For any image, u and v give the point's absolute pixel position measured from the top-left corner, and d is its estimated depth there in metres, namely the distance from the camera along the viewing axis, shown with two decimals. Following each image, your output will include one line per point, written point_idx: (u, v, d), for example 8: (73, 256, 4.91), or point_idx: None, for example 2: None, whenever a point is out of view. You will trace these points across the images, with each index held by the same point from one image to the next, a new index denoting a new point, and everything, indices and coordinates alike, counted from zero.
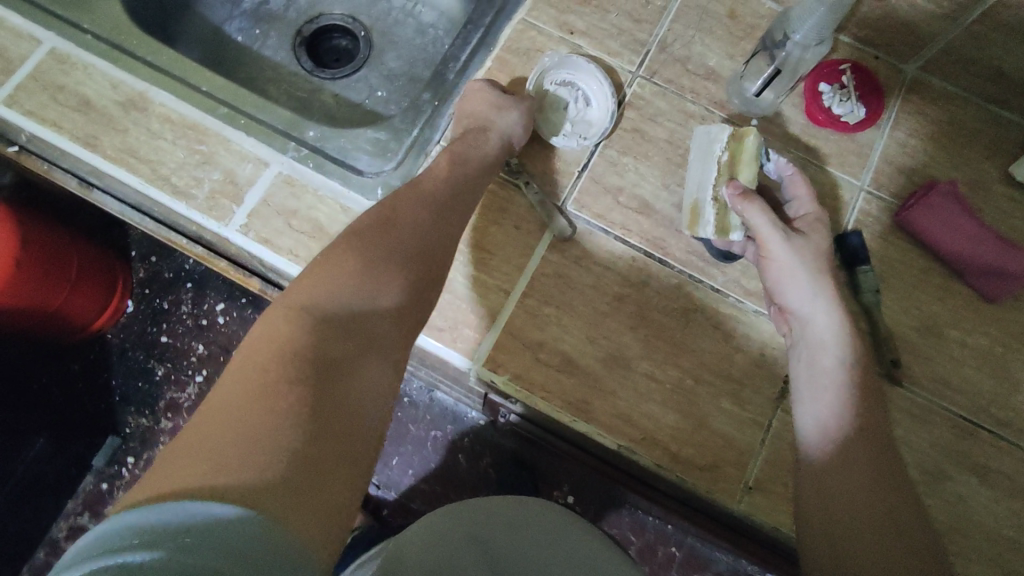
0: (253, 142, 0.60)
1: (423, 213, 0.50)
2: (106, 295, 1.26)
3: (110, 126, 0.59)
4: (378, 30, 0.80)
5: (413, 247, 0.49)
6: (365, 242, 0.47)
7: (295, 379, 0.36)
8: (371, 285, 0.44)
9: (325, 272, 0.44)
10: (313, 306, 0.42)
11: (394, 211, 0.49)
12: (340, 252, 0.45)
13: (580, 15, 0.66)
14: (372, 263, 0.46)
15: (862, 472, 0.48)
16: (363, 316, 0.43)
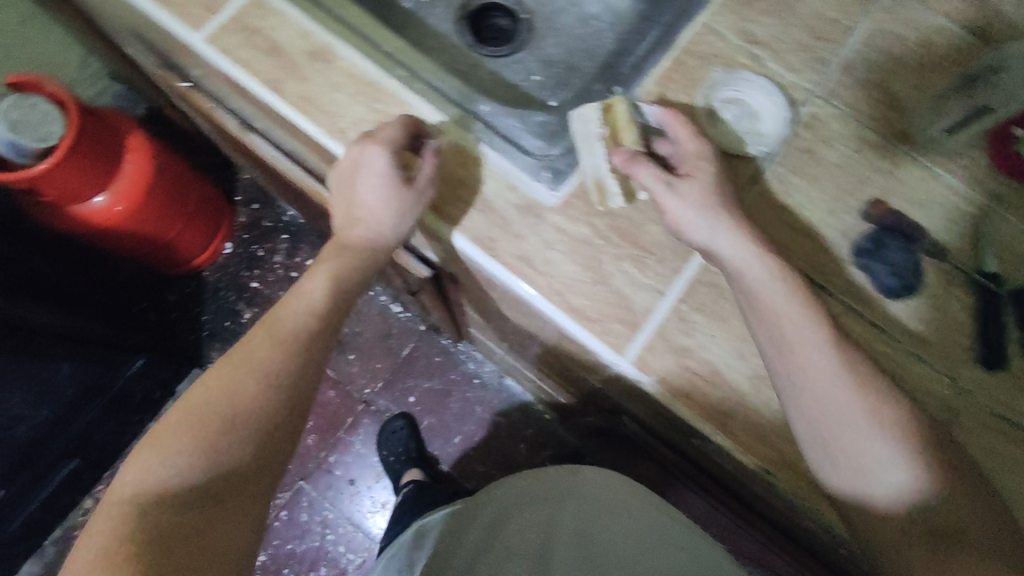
0: (429, 109, 0.61)
1: (267, 348, 0.57)
2: (205, 236, 1.40)
3: (294, 73, 0.60)
4: (541, 16, 0.81)
5: (277, 388, 0.56)
6: (225, 386, 0.55)
7: (130, 505, 0.49)
8: (231, 422, 0.53)
9: (188, 421, 0.53)
10: (158, 469, 0.51)
11: (245, 344, 0.57)
12: (217, 387, 0.55)
13: (763, 25, 0.65)
14: (198, 406, 0.54)
15: (946, 496, 0.48)
16: (184, 450, 0.52)
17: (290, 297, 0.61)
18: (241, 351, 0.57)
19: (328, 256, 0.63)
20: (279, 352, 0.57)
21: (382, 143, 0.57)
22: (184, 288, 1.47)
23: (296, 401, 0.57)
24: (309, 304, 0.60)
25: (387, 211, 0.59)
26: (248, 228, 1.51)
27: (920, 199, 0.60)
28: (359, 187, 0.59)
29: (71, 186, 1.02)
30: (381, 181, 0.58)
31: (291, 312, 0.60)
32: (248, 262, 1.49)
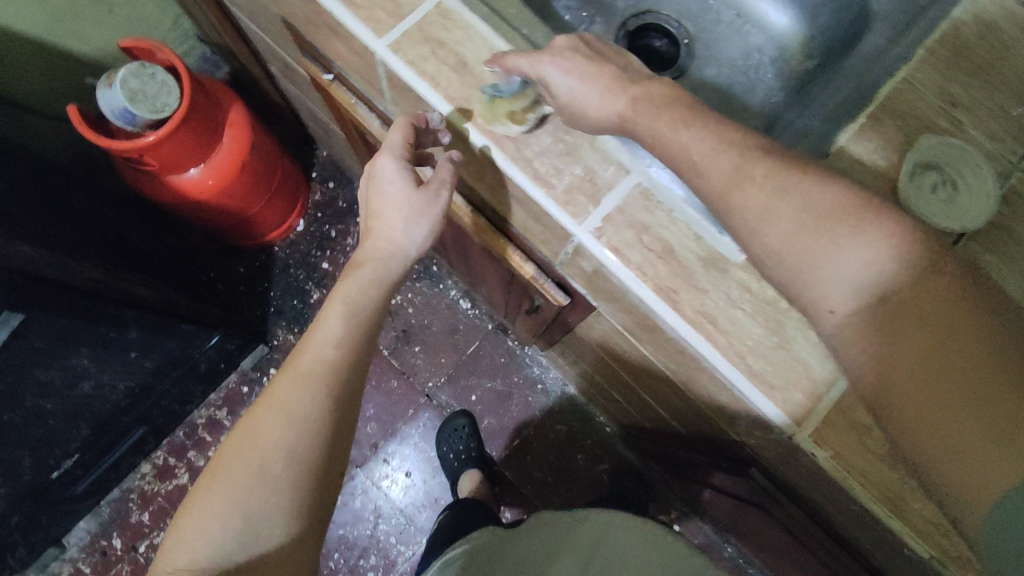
0: (617, 145, 0.58)
1: (289, 396, 0.55)
2: (283, 211, 1.37)
3: (482, 94, 0.58)
4: (701, 41, 0.77)
5: (297, 435, 0.54)
6: (251, 444, 0.54)
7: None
8: (263, 490, 0.53)
9: (220, 490, 0.52)
10: (196, 545, 0.51)
11: (272, 400, 0.56)
12: (243, 449, 0.54)
13: (967, 87, 0.61)
14: (229, 468, 0.53)
15: (953, 343, 0.41)
16: (216, 521, 0.52)
17: (305, 340, 0.60)
18: (267, 406, 0.56)
19: (336, 299, 0.62)
20: (300, 401, 0.55)
21: (390, 152, 0.62)
22: (254, 261, 1.44)
23: (322, 448, 0.56)
24: (327, 340, 0.59)
25: (396, 218, 0.65)
26: (322, 206, 1.48)
27: None
28: (374, 193, 0.65)
29: (173, 157, 1.00)
30: (394, 183, 0.64)
31: (310, 356, 0.58)
32: (319, 242, 1.47)
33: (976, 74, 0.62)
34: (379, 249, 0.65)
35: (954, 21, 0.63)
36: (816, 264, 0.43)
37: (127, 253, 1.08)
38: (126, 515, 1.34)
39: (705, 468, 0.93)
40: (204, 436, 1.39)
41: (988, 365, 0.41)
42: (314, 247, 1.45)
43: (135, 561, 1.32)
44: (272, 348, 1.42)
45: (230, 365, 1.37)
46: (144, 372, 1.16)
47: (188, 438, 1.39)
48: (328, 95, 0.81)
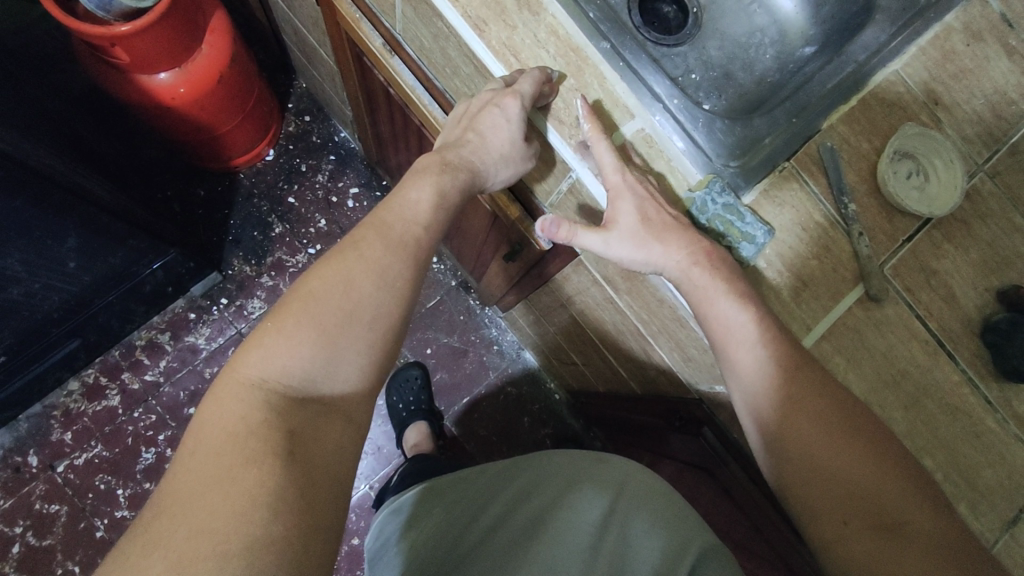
0: (624, 89, 0.59)
1: (382, 251, 0.55)
2: (254, 137, 1.31)
3: (501, 18, 0.58)
4: (708, 14, 0.79)
5: (385, 297, 0.53)
6: (341, 291, 0.51)
7: (261, 432, 0.44)
8: (332, 353, 0.50)
9: (294, 319, 0.50)
10: (278, 361, 0.48)
11: (358, 248, 0.54)
12: (305, 306, 0.50)
13: (950, 88, 0.65)
14: (310, 302, 0.50)
15: (830, 451, 0.54)
16: (299, 347, 0.49)
17: (389, 203, 0.58)
18: (361, 251, 0.54)
19: (431, 170, 0.60)
20: (388, 252, 0.55)
21: (518, 97, 0.55)
22: (215, 186, 1.38)
23: (396, 319, 0.55)
24: (416, 217, 0.58)
25: (494, 154, 0.61)
26: (294, 138, 1.43)
27: None
28: (483, 118, 0.58)
29: (147, 54, 0.94)
30: (511, 127, 0.58)
31: (401, 216, 0.57)
32: (287, 174, 1.42)
33: (958, 77, 0.66)
34: (460, 171, 0.61)
35: (945, 25, 0.67)
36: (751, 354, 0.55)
37: (85, 153, 1.01)
38: (45, 433, 1.27)
39: (655, 434, 0.95)
40: (141, 358, 1.33)
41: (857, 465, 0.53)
42: (281, 179, 1.40)
43: (50, 481, 1.25)
44: (226, 278, 1.37)
45: (178, 289, 1.31)
46: (82, 284, 1.10)
47: (124, 359, 1.32)
48: (329, 6, 0.78)
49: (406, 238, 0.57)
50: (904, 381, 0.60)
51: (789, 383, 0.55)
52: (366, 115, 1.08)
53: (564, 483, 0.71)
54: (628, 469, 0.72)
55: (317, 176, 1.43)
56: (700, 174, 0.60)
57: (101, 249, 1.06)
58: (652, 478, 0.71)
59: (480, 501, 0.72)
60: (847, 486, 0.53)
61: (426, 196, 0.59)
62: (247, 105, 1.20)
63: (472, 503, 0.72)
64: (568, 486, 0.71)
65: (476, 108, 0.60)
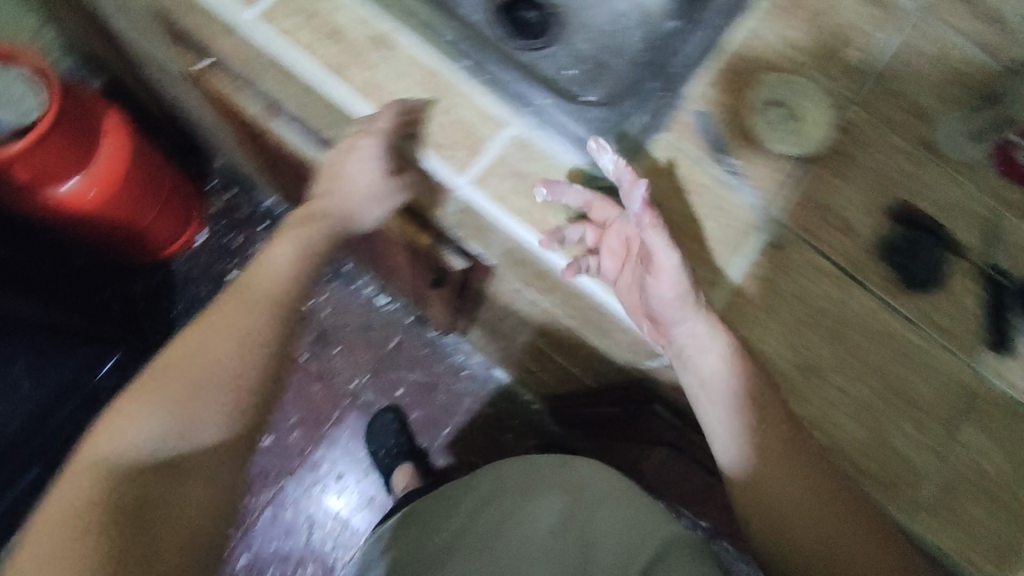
0: (492, 100, 0.60)
1: (237, 314, 0.59)
2: (178, 223, 1.31)
3: (357, 59, 0.58)
4: (572, 10, 0.81)
5: (242, 358, 0.58)
6: (197, 360, 0.57)
7: (105, 505, 0.51)
8: (190, 421, 0.55)
9: (155, 395, 0.56)
10: (148, 438, 0.54)
11: (219, 317, 0.59)
12: (149, 389, 0.56)
13: (805, 32, 0.68)
14: (176, 373, 0.57)
15: (804, 491, 0.58)
16: (156, 423, 0.55)
17: (256, 266, 0.63)
18: (228, 325, 0.59)
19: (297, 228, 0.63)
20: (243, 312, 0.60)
21: (378, 134, 0.56)
22: (150, 277, 1.36)
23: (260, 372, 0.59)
24: (278, 274, 0.62)
25: (359, 198, 0.62)
26: (222, 214, 1.42)
27: (945, 203, 0.65)
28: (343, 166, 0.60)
29: (45, 167, 0.93)
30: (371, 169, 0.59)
31: (254, 279, 0.62)
32: (222, 252, 1.41)
33: (811, 21, 0.68)
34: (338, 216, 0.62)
35: None
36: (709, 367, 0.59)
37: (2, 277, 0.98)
38: None
39: (625, 422, 0.96)
40: None
41: (821, 496, 0.57)
42: (219, 257, 1.40)
43: None
44: None
45: None
46: None
47: None
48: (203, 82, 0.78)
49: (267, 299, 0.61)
50: (823, 318, 0.61)
51: (778, 437, 0.58)
52: (278, 180, 1.08)
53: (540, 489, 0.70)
54: (589, 468, 0.71)
55: (251, 246, 1.43)
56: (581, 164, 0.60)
57: (44, 369, 1.04)
58: (622, 478, 0.70)
59: (443, 517, 0.73)
60: (808, 510, 0.58)
61: (283, 257, 0.63)
62: (161, 193, 1.20)
63: (438, 519, 0.73)
64: (528, 494, 0.70)
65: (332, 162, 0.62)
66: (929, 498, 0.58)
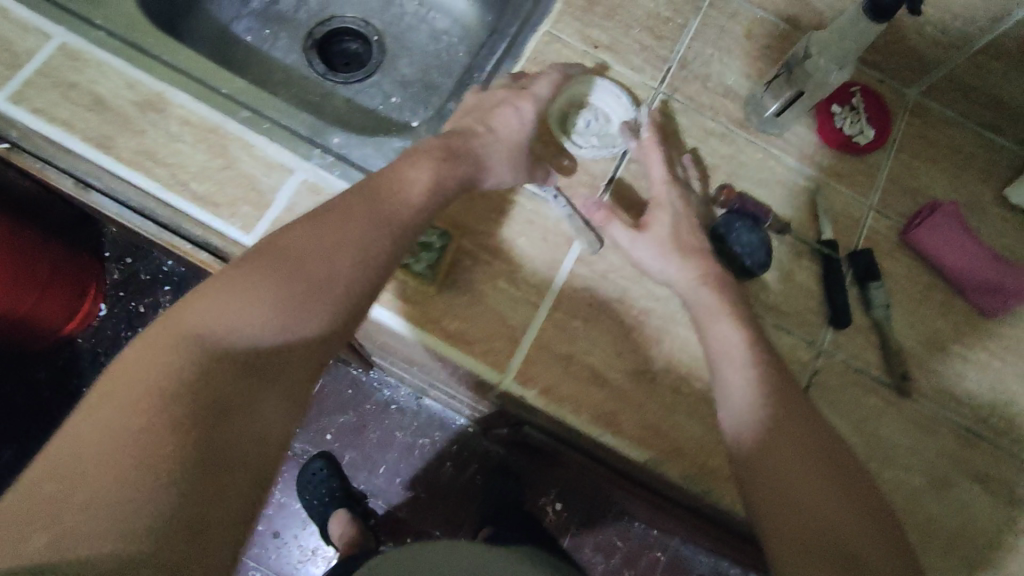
0: (276, 148, 0.58)
1: (160, 344, 0.41)
2: (70, 301, 1.24)
3: (125, 127, 0.56)
4: (390, 36, 0.79)
5: (178, 405, 0.39)
6: (126, 390, 0.39)
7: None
8: (166, 484, 0.37)
9: (90, 454, 0.36)
10: (72, 513, 0.34)
11: (175, 326, 0.42)
12: (102, 412, 0.38)
13: (604, 29, 0.66)
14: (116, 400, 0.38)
15: (820, 451, 0.50)
16: (80, 495, 0.35)
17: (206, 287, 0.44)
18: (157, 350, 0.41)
19: (338, 207, 0.49)
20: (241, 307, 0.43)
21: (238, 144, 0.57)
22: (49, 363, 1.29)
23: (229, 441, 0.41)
24: (258, 295, 0.44)
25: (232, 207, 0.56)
26: (122, 284, 1.36)
27: (762, 180, 0.64)
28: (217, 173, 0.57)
29: None
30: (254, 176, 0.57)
31: (327, 282, 0.47)
32: (128, 321, 1.35)
33: (609, 15, 0.67)
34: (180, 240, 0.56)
35: None
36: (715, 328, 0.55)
37: None
38: None
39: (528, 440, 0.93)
40: None
41: (835, 461, 0.49)
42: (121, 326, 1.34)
43: None
44: None
45: None
46: None
47: None
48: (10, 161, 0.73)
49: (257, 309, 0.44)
50: (649, 318, 0.59)
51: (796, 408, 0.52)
52: None
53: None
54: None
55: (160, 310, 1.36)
56: None
57: None
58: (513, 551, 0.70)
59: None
60: (828, 471, 0.49)
61: (216, 302, 0.43)
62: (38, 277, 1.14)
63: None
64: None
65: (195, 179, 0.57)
66: None
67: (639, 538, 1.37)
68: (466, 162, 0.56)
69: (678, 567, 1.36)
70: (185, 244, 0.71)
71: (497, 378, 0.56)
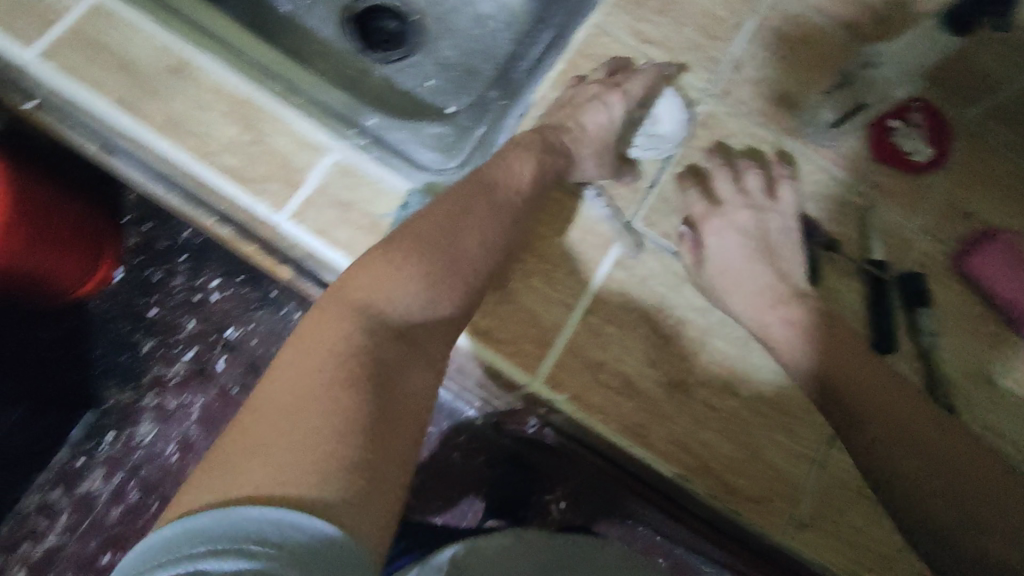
0: (310, 126, 0.56)
1: (350, 315, 0.41)
2: (86, 265, 1.08)
3: (154, 92, 0.54)
4: (431, 17, 0.77)
5: (340, 364, 0.39)
6: (306, 351, 0.39)
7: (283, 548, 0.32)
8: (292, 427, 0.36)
9: (246, 443, 0.35)
10: (255, 470, 0.34)
11: (335, 302, 0.42)
12: (283, 370, 0.38)
13: (655, 25, 0.64)
14: (315, 426, 0.36)
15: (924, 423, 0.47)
16: (276, 449, 0.35)
17: (358, 267, 0.44)
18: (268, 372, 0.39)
19: (400, 248, 0.44)
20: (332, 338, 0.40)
21: (285, 122, 0.56)
22: (62, 323, 1.12)
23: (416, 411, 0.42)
24: (406, 276, 0.43)
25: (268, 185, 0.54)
26: (141, 249, 1.18)
27: (811, 192, 0.62)
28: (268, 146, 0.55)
29: None
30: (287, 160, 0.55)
31: (427, 325, 0.44)
32: (141, 289, 1.14)
33: (661, 11, 0.64)
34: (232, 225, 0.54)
35: None
36: (798, 353, 0.52)
37: None
38: None
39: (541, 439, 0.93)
40: None
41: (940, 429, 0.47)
42: (135, 294, 1.14)
43: None
44: (104, 412, 1.11)
45: None
46: None
47: None
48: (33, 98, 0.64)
49: (384, 294, 0.43)
50: (686, 328, 0.56)
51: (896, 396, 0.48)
52: None
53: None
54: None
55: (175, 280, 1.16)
56: (413, 185, 0.55)
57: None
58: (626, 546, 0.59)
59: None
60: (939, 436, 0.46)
61: (404, 276, 0.43)
62: (61, 232, 1.00)
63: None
64: None
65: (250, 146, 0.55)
66: (808, 512, 0.54)
67: None
68: (562, 156, 0.56)
69: None
70: (208, 217, 0.63)
71: (526, 381, 0.54)
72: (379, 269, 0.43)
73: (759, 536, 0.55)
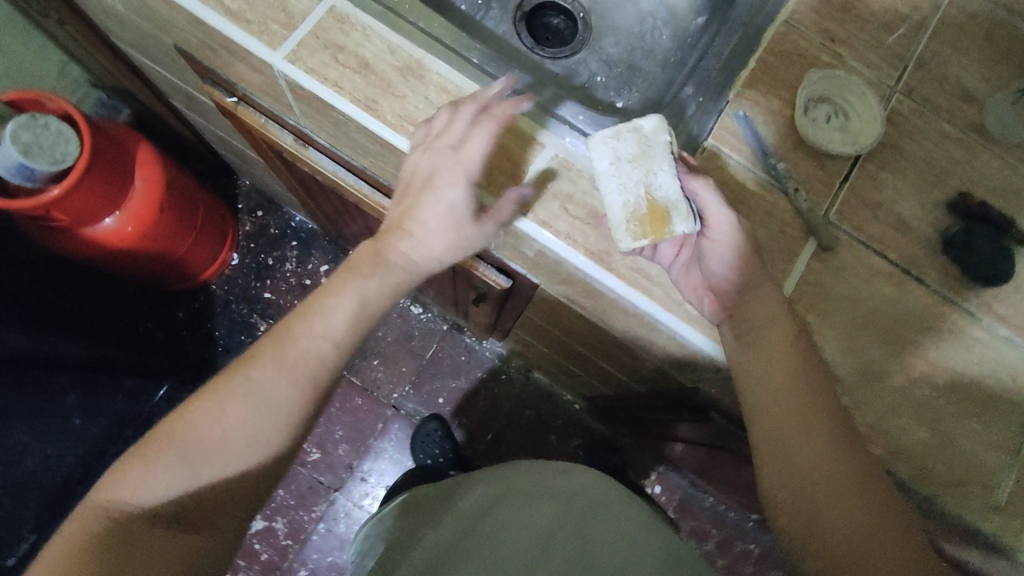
0: (528, 122, 0.60)
1: (270, 372, 0.53)
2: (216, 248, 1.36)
3: (388, 91, 0.58)
4: (596, 14, 0.80)
5: (251, 424, 0.53)
6: (221, 404, 0.52)
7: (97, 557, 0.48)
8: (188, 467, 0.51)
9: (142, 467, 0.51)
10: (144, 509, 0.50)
11: (250, 360, 0.54)
12: (190, 408, 0.53)
13: (842, 23, 0.66)
14: (199, 479, 0.52)
15: (834, 463, 0.52)
16: (139, 476, 0.51)
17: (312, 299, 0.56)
18: (145, 438, 0.52)
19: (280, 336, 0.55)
20: (225, 443, 0.52)
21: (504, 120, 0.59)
22: (191, 303, 1.43)
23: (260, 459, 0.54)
24: (315, 339, 0.55)
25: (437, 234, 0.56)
26: (254, 236, 1.47)
27: (999, 188, 0.63)
28: (426, 199, 0.55)
29: (87, 209, 0.95)
30: (454, 208, 0.55)
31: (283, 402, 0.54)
32: (256, 273, 1.45)
33: (847, 10, 0.66)
34: (395, 264, 0.57)
35: None
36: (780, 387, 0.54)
37: (50, 317, 1.04)
38: None
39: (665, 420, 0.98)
40: None
41: (854, 468, 0.51)
42: (251, 278, 1.45)
43: None
44: None
45: None
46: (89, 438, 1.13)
47: None
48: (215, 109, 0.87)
49: (290, 371, 0.54)
50: (881, 319, 0.59)
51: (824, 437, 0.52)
52: (304, 198, 1.13)
53: (514, 485, 0.71)
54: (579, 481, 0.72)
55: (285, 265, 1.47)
56: None
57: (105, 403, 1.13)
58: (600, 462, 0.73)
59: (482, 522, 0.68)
60: (847, 476, 0.51)
61: (345, 304, 0.55)
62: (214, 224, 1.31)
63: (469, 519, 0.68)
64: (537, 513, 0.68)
65: (420, 184, 0.55)
66: (1005, 498, 0.56)
67: (734, 525, 1.43)
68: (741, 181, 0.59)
69: (768, 561, 1.41)
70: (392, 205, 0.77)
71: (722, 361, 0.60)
72: (270, 349, 0.54)
73: (951, 521, 0.58)
